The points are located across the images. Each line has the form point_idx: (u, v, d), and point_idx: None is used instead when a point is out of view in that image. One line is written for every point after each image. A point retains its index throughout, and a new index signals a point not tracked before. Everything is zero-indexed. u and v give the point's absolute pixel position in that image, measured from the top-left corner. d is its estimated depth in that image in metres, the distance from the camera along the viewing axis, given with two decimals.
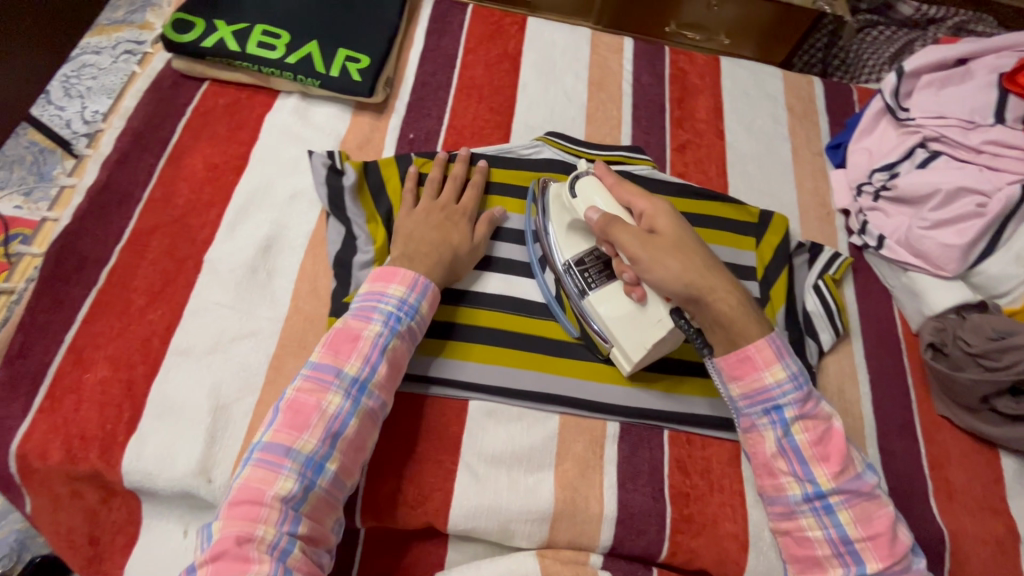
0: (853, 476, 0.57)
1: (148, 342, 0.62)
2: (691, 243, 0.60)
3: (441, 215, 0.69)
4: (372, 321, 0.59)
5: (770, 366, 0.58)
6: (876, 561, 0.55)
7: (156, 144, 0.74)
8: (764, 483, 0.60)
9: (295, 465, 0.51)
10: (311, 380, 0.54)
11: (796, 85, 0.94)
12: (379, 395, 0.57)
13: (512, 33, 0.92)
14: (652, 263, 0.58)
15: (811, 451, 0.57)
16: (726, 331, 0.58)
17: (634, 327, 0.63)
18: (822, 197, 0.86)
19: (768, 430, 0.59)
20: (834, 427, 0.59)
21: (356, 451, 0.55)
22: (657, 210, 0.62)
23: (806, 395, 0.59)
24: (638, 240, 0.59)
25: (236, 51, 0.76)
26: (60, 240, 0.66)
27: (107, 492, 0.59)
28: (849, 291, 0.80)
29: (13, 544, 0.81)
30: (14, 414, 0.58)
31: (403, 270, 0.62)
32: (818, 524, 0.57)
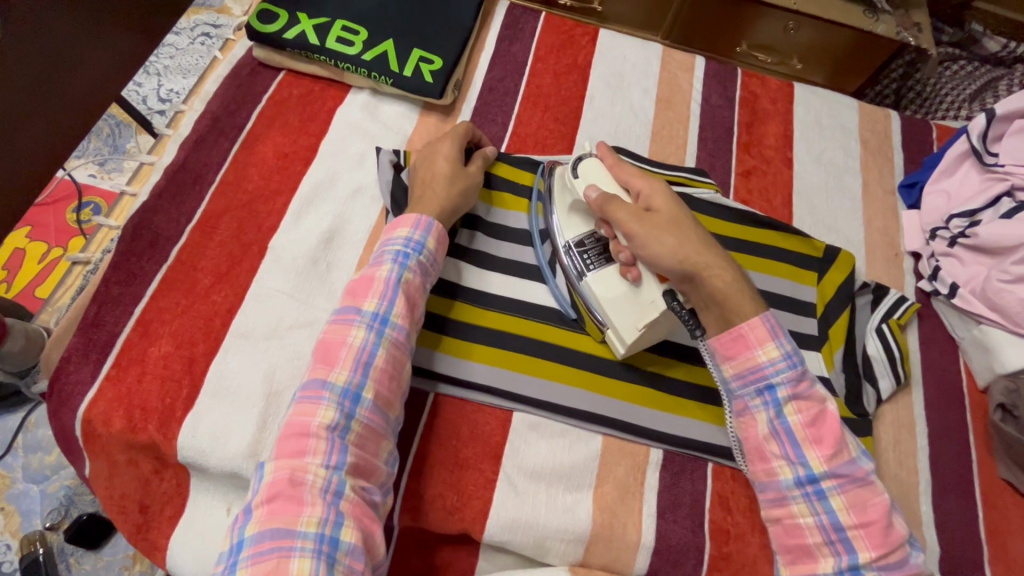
0: (847, 461, 0.55)
1: (210, 321, 0.64)
2: (688, 222, 0.60)
3: (423, 167, 0.69)
4: (384, 263, 0.60)
5: (764, 344, 0.56)
6: (868, 550, 0.52)
7: (231, 129, 0.76)
8: (755, 468, 0.58)
9: (333, 395, 0.52)
10: (337, 321, 0.57)
11: (871, 118, 0.91)
12: (403, 326, 0.58)
13: (583, 44, 0.91)
14: (647, 239, 0.58)
15: (804, 433, 0.55)
16: (720, 309, 0.57)
17: (628, 308, 0.63)
18: (891, 237, 0.83)
19: (760, 412, 0.57)
20: (828, 410, 0.56)
21: (389, 381, 0.56)
22: (655, 191, 0.62)
23: (801, 375, 0.56)
24: (633, 216, 0.59)
25: (315, 45, 0.78)
26: (137, 215, 0.69)
27: (160, 463, 0.61)
28: (912, 339, 0.77)
29: (63, 499, 0.87)
30: (83, 379, 0.61)
31: (406, 215, 0.64)
32: (810, 510, 0.54)
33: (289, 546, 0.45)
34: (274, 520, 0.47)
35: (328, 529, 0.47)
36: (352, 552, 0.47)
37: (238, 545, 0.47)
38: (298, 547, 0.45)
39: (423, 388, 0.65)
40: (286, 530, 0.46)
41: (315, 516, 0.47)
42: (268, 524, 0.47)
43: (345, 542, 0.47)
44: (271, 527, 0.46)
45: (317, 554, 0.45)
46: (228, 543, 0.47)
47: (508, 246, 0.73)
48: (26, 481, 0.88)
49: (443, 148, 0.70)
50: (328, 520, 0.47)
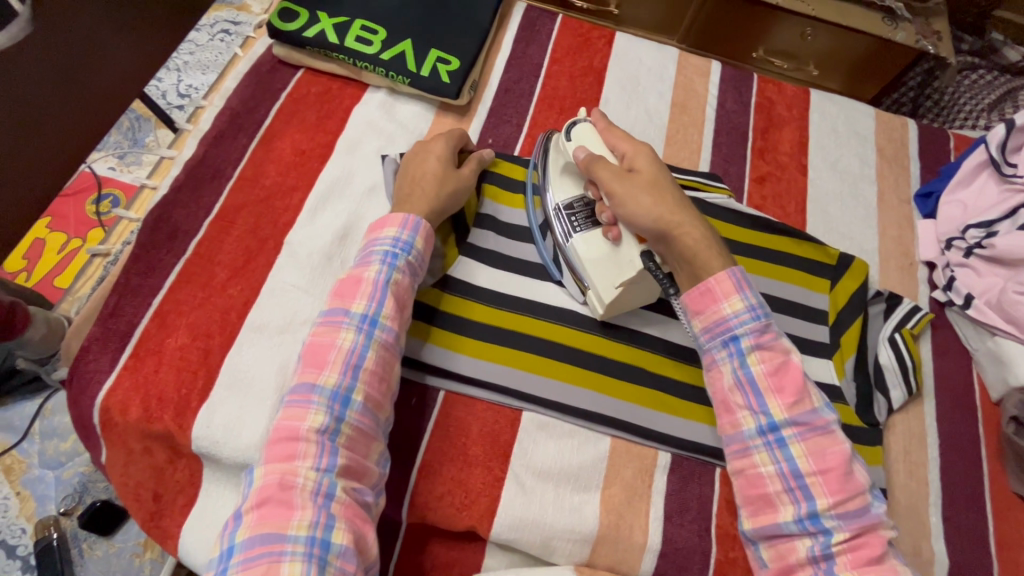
0: (808, 409, 0.54)
1: (226, 315, 0.65)
2: (668, 184, 0.62)
3: (413, 166, 0.69)
4: (372, 264, 0.60)
5: (729, 297, 0.57)
6: (826, 497, 0.51)
7: (250, 126, 0.77)
8: (722, 421, 0.57)
9: (322, 399, 0.53)
10: (325, 324, 0.57)
11: (888, 126, 0.90)
12: (391, 327, 0.58)
13: (599, 47, 0.91)
14: (626, 197, 0.61)
15: (765, 382, 0.54)
16: (689, 267, 0.59)
17: (607, 267, 0.64)
18: (905, 246, 0.82)
19: (725, 364, 0.57)
20: (792, 360, 0.55)
21: (379, 383, 0.56)
22: (639, 153, 0.65)
23: (764, 326, 0.56)
24: (615, 177, 0.62)
25: (335, 44, 0.78)
26: (157, 208, 0.70)
27: (175, 452, 0.62)
28: (925, 348, 0.76)
29: (77, 485, 0.88)
30: (102, 367, 0.62)
31: (394, 214, 0.64)
32: (770, 459, 0.53)
33: (280, 551, 0.46)
34: (264, 525, 0.47)
35: (319, 531, 0.47)
36: (343, 554, 0.47)
37: (228, 551, 0.47)
38: (289, 551, 0.46)
39: (436, 385, 0.66)
40: (276, 535, 0.47)
41: (306, 520, 0.47)
42: (258, 530, 0.47)
43: (337, 544, 0.47)
44: (260, 532, 0.47)
45: (307, 557, 0.46)
46: (219, 549, 0.48)
47: (509, 242, 0.74)
48: (42, 467, 0.90)
49: (436, 149, 0.70)
50: (318, 523, 0.47)
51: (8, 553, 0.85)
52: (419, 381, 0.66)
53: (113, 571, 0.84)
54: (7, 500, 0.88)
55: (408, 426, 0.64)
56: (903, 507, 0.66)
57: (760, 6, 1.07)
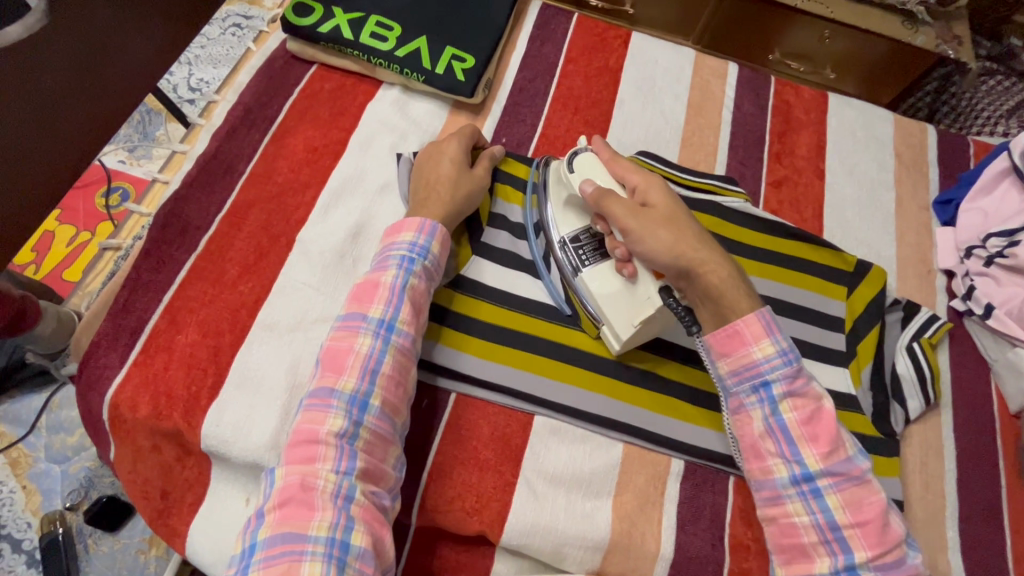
0: (843, 459, 0.53)
1: (237, 312, 0.65)
2: (684, 217, 0.59)
3: (428, 169, 0.69)
4: (388, 269, 0.60)
5: (760, 341, 0.54)
6: (865, 550, 0.50)
7: (262, 121, 0.76)
8: (750, 466, 0.56)
9: (340, 403, 0.52)
10: (343, 328, 0.57)
11: (907, 131, 0.89)
12: (408, 332, 0.57)
13: (615, 47, 0.90)
14: (643, 233, 0.57)
15: (799, 431, 0.53)
16: (714, 305, 0.56)
17: (623, 305, 0.62)
18: (924, 254, 0.81)
19: (755, 410, 0.55)
20: (825, 407, 0.55)
21: (396, 388, 0.55)
22: (651, 186, 0.62)
23: (796, 372, 0.54)
24: (629, 212, 0.58)
25: (349, 39, 0.78)
26: (169, 203, 0.70)
27: (183, 450, 0.62)
28: (943, 358, 0.75)
29: (83, 480, 0.88)
30: (112, 363, 0.61)
31: (411, 218, 0.63)
32: (805, 509, 0.53)
33: (300, 551, 0.45)
34: (285, 524, 0.47)
35: (339, 533, 0.47)
36: (362, 556, 0.47)
37: (250, 549, 0.47)
38: (309, 552, 0.45)
39: (447, 388, 0.65)
40: (297, 534, 0.46)
41: (326, 521, 0.47)
42: (279, 529, 0.47)
43: (356, 546, 0.47)
44: (282, 532, 0.46)
45: (327, 558, 0.45)
46: (241, 546, 0.48)
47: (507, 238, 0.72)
48: (48, 461, 0.89)
49: (449, 149, 0.69)
50: (338, 525, 0.47)
51: (14, 547, 0.85)
52: (429, 382, 0.65)
53: (118, 567, 0.83)
54: (12, 494, 0.88)
55: (419, 429, 0.63)
56: (919, 520, 0.65)
57: (777, 8, 1.06)
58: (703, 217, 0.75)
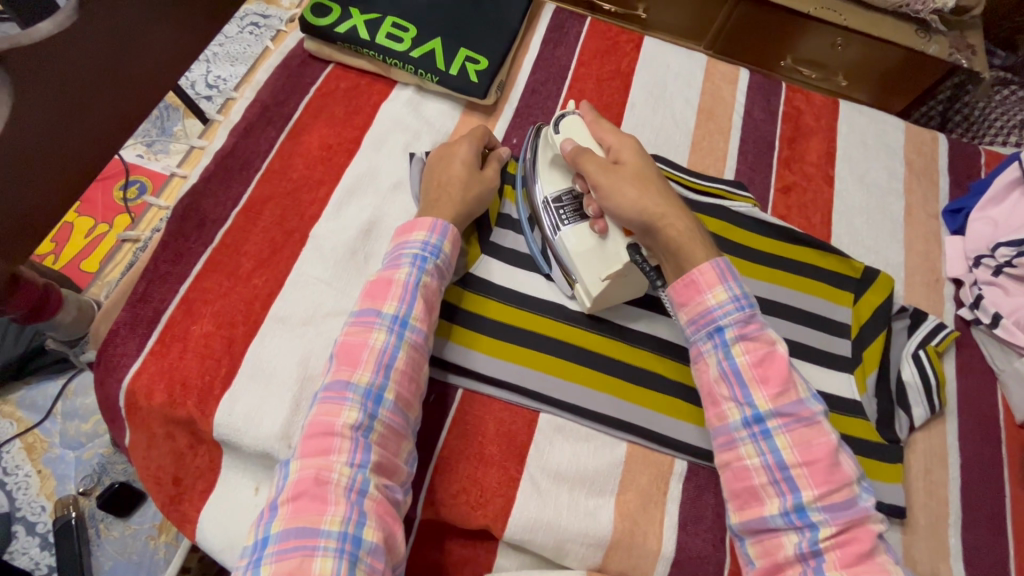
0: (794, 401, 0.53)
1: (251, 304, 0.66)
2: (654, 176, 0.63)
3: (439, 170, 0.70)
4: (401, 267, 0.61)
5: (713, 288, 0.56)
6: (811, 488, 0.51)
7: (279, 119, 0.78)
8: (708, 413, 0.57)
9: (356, 397, 0.53)
10: (357, 323, 0.57)
11: (918, 139, 0.89)
12: (421, 329, 0.59)
13: (627, 51, 0.91)
14: (610, 189, 0.61)
15: (751, 373, 0.54)
16: (674, 258, 0.59)
17: (594, 260, 0.64)
18: (932, 263, 0.81)
19: (711, 355, 0.56)
20: (777, 351, 0.55)
21: (409, 383, 0.56)
22: (624, 146, 0.65)
23: (748, 317, 0.56)
24: (600, 169, 0.62)
25: (366, 40, 0.79)
26: (187, 197, 0.71)
27: (195, 438, 0.63)
28: (950, 366, 0.75)
29: (97, 466, 0.90)
30: (129, 351, 0.63)
31: (423, 218, 0.64)
32: (756, 451, 0.53)
33: (313, 545, 0.46)
34: (298, 518, 0.47)
35: (351, 528, 0.48)
36: (373, 551, 0.48)
37: (263, 541, 0.48)
38: (321, 547, 0.46)
39: (453, 383, 0.66)
40: (310, 529, 0.47)
41: (339, 515, 0.48)
42: (293, 522, 0.47)
43: (367, 541, 0.48)
44: (295, 526, 0.47)
45: (339, 553, 0.46)
46: (253, 537, 0.48)
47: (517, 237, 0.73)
48: (63, 447, 0.91)
49: (460, 151, 0.70)
50: (350, 520, 0.48)
51: (28, 529, 0.87)
52: (437, 378, 0.66)
53: (129, 552, 0.85)
54: (28, 478, 0.90)
55: (425, 422, 0.64)
56: (921, 527, 0.66)
57: (790, 14, 1.06)
58: (712, 222, 0.75)
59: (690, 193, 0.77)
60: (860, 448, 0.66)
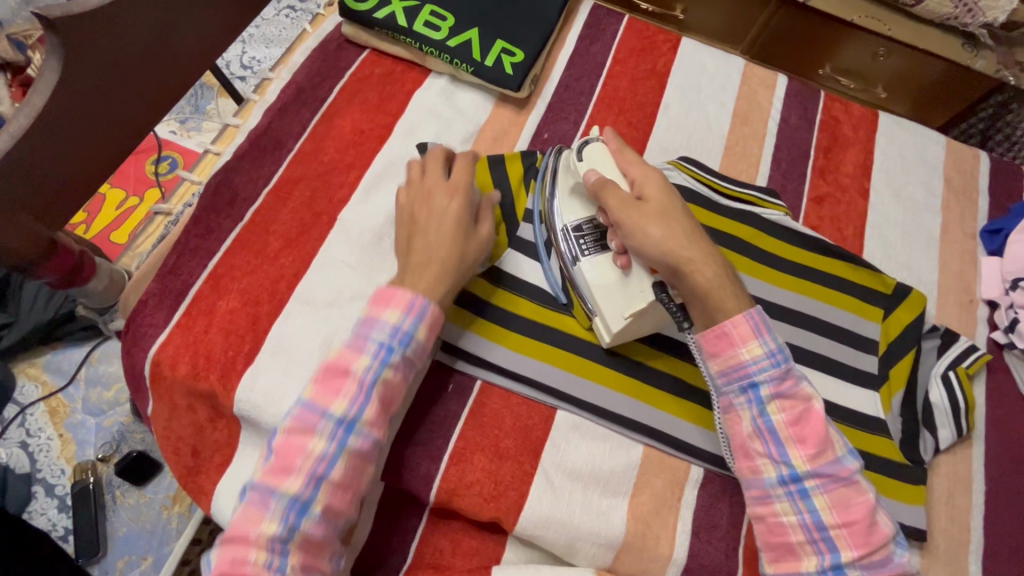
0: (831, 460, 0.53)
1: (277, 283, 0.66)
2: (681, 213, 0.59)
3: (426, 233, 0.63)
4: (364, 352, 0.56)
5: (748, 342, 0.54)
6: (851, 550, 0.51)
7: (313, 101, 0.78)
8: (741, 466, 0.56)
9: (279, 507, 0.50)
10: (300, 420, 0.53)
11: (959, 156, 0.87)
12: (370, 434, 0.54)
13: (664, 51, 0.90)
14: (633, 228, 0.58)
15: (788, 432, 0.53)
16: (703, 304, 0.56)
17: (617, 296, 0.62)
18: (966, 284, 0.79)
19: (744, 410, 0.55)
20: (814, 408, 0.54)
21: (343, 494, 0.53)
22: (649, 178, 0.61)
23: (785, 372, 0.54)
24: (622, 205, 0.59)
25: (404, 27, 0.79)
26: (220, 173, 0.72)
27: (216, 412, 0.64)
28: (980, 390, 0.73)
29: (116, 434, 0.91)
30: (157, 323, 0.64)
31: (401, 291, 0.58)
32: (792, 509, 0.53)
33: None
34: None
35: None
36: None
37: None
38: None
39: (472, 374, 0.66)
40: None
41: None
42: None
43: None
44: None
45: None
46: None
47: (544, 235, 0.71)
48: (85, 413, 0.93)
49: (452, 212, 0.64)
50: None
51: (48, 491, 0.89)
52: (452, 366, 0.66)
53: (142, 520, 0.86)
54: (50, 441, 0.92)
55: (443, 411, 0.65)
56: (941, 552, 0.64)
57: (832, 22, 1.04)
58: (739, 228, 0.74)
59: (719, 198, 0.75)
60: (880, 466, 0.65)
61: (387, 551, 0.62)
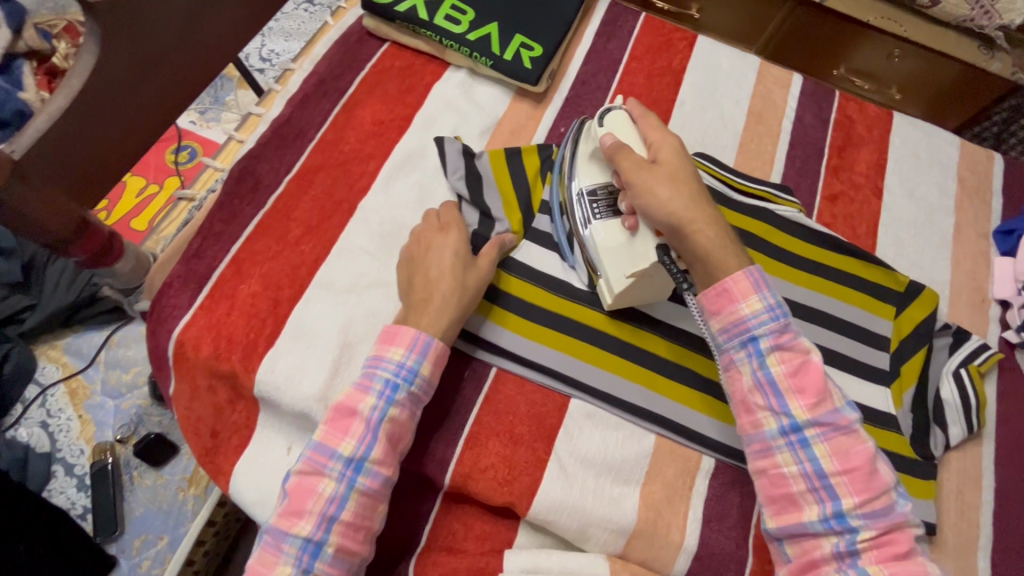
0: (831, 409, 0.53)
1: (297, 269, 0.68)
2: (691, 177, 0.60)
3: (426, 269, 0.64)
4: (370, 392, 0.57)
5: (747, 298, 0.55)
6: (852, 497, 0.51)
7: (334, 92, 0.80)
8: (742, 421, 0.57)
9: (292, 550, 0.52)
10: (310, 463, 0.55)
11: (973, 157, 0.87)
12: (379, 472, 0.56)
13: (680, 48, 0.90)
14: (642, 188, 0.59)
15: (787, 383, 0.53)
16: (704, 264, 0.57)
17: (621, 256, 0.63)
18: (979, 283, 0.80)
19: (744, 364, 0.55)
20: (813, 360, 0.54)
21: (356, 532, 0.54)
22: (666, 143, 0.62)
23: (784, 326, 0.55)
24: (635, 166, 0.60)
25: (425, 20, 0.80)
26: (243, 161, 0.74)
27: (235, 394, 0.65)
28: (991, 389, 0.73)
29: (134, 416, 0.93)
30: (181, 304, 0.65)
31: (406, 329, 0.60)
32: (793, 459, 0.53)
33: None
34: None
35: None
36: None
37: None
38: None
39: (487, 361, 0.67)
40: None
41: None
42: None
43: None
44: None
45: None
46: None
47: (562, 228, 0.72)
48: (104, 395, 0.95)
49: (451, 247, 0.65)
50: None
51: (67, 470, 0.91)
52: (469, 355, 0.67)
53: (159, 500, 0.88)
54: (69, 421, 0.94)
55: (459, 397, 0.66)
56: (949, 547, 0.65)
57: (848, 22, 1.04)
58: (753, 223, 0.75)
59: (734, 194, 0.76)
60: (891, 461, 0.65)
61: (401, 534, 0.63)
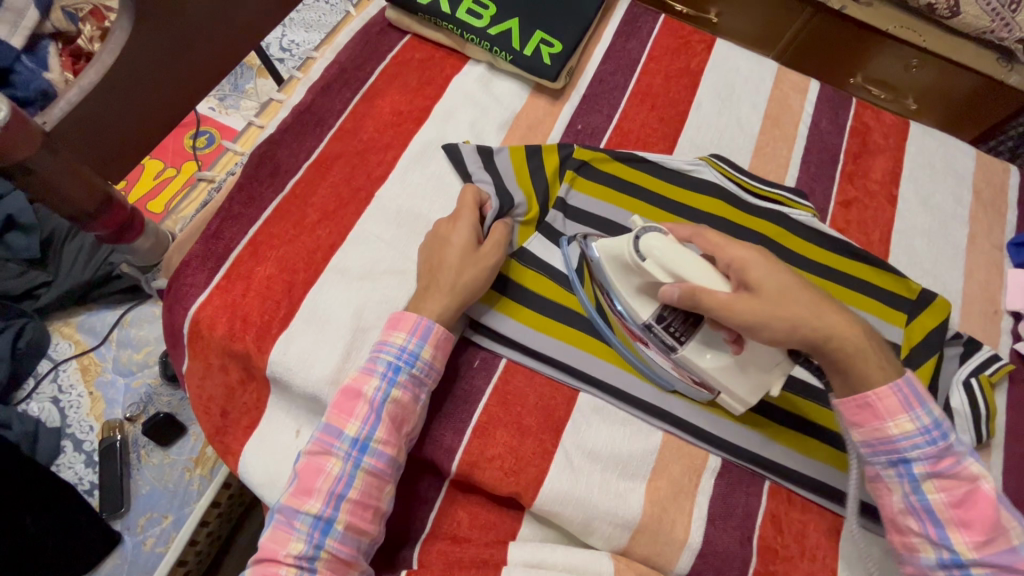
0: (1006, 550, 0.50)
1: (313, 254, 0.68)
2: (796, 289, 0.53)
3: (435, 264, 0.64)
4: (374, 374, 0.58)
5: (895, 416, 0.52)
6: None
7: (355, 82, 0.81)
8: (894, 540, 0.55)
9: (303, 527, 0.53)
10: (318, 443, 0.56)
11: (988, 169, 0.87)
12: (384, 452, 0.56)
13: (698, 51, 0.91)
14: (755, 325, 0.52)
15: (947, 514, 0.51)
16: (846, 377, 0.54)
17: (745, 376, 0.59)
18: (991, 294, 0.79)
19: (894, 484, 0.54)
20: (982, 489, 0.51)
21: (365, 511, 0.55)
22: (746, 260, 0.54)
23: (943, 451, 0.52)
24: (732, 303, 0.52)
25: (447, 13, 0.81)
26: (263, 146, 0.74)
27: (247, 374, 0.66)
28: (1002, 400, 0.73)
29: (144, 395, 0.94)
30: (198, 283, 0.66)
31: (409, 315, 0.61)
32: None
33: None
34: None
35: None
36: None
37: None
38: None
39: (497, 352, 0.68)
40: None
41: None
42: None
43: None
44: None
45: None
46: None
47: (577, 227, 0.73)
48: (115, 373, 0.96)
49: (459, 244, 0.64)
50: None
51: (76, 446, 0.92)
52: (477, 342, 0.68)
53: (165, 479, 0.89)
54: (80, 398, 0.95)
55: (468, 386, 0.66)
56: None
57: (866, 31, 1.05)
58: (768, 226, 0.75)
59: (748, 197, 0.77)
60: None
61: (404, 519, 0.63)
